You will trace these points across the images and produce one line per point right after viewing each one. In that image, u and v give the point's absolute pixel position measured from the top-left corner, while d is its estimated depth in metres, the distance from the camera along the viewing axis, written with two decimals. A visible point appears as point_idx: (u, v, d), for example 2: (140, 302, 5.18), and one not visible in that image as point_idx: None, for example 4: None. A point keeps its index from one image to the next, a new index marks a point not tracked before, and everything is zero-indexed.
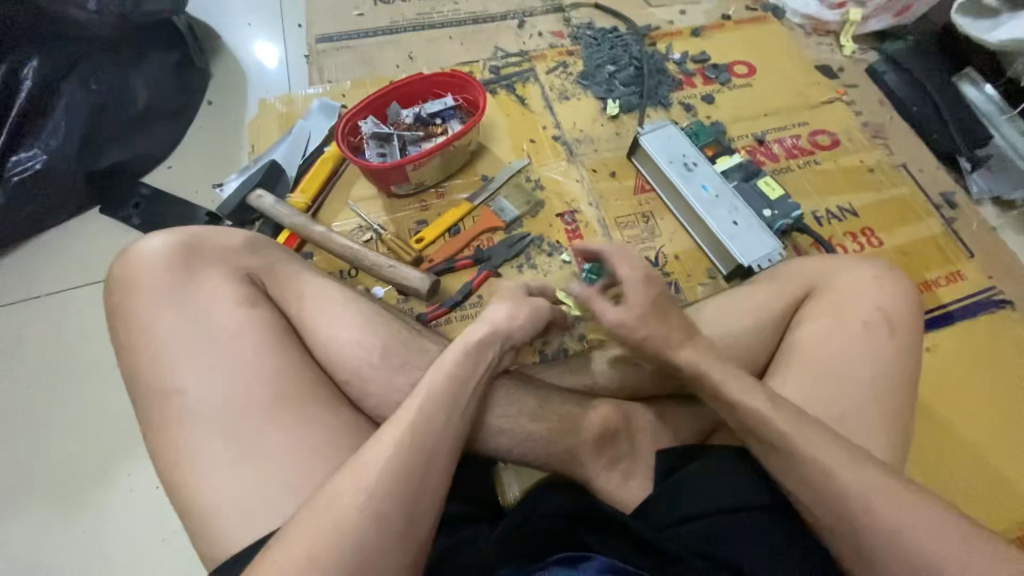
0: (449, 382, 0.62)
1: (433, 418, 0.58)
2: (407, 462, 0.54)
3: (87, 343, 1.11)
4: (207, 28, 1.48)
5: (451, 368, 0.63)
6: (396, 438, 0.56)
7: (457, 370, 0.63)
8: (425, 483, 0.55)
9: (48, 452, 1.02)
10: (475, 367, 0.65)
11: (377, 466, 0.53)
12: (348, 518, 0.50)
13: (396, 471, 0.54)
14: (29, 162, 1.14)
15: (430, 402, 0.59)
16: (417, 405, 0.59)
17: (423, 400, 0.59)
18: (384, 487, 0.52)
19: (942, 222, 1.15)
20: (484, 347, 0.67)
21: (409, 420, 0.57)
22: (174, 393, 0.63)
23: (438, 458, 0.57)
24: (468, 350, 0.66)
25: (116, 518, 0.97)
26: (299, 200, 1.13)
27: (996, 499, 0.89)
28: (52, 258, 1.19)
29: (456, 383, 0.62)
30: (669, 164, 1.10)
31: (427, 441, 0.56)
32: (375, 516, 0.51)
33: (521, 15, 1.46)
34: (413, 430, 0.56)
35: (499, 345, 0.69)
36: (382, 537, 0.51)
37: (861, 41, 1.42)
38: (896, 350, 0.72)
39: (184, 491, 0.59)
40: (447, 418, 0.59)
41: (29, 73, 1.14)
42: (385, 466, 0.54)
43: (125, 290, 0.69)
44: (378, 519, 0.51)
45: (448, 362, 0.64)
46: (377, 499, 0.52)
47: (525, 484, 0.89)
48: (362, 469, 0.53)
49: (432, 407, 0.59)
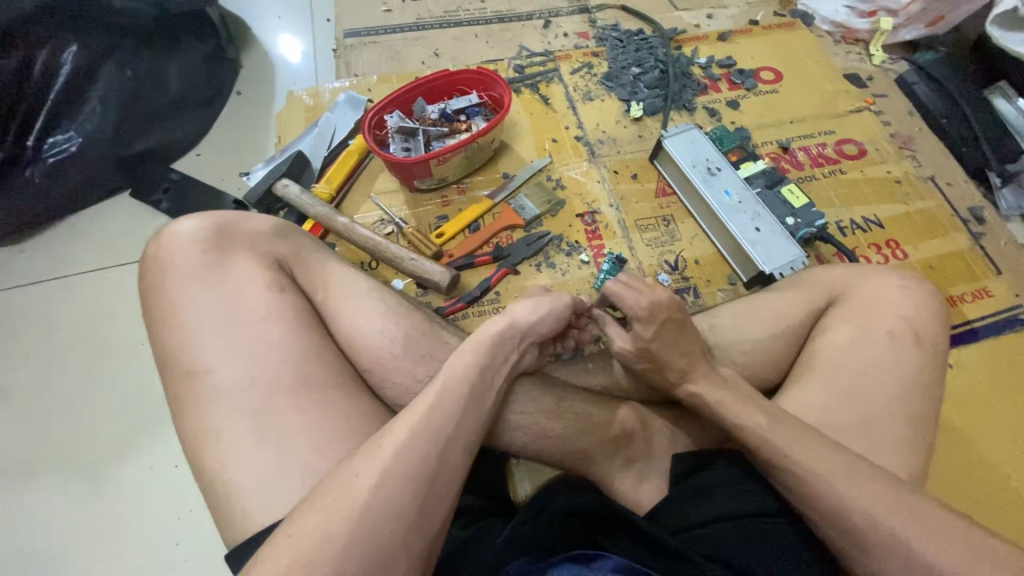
0: (469, 374, 0.62)
1: (454, 408, 0.59)
2: (424, 449, 0.55)
3: (115, 323, 1.14)
4: (238, 19, 1.50)
5: (471, 360, 0.64)
6: (412, 425, 0.56)
7: (479, 363, 0.64)
8: (442, 472, 0.55)
9: (73, 427, 1.04)
10: (497, 362, 0.66)
11: (394, 453, 0.54)
12: (364, 499, 0.51)
13: (413, 457, 0.54)
14: (65, 144, 1.21)
15: (449, 391, 0.60)
16: (433, 396, 0.59)
17: (439, 391, 0.60)
18: (400, 472, 0.53)
19: (969, 237, 1.13)
20: (508, 342, 0.68)
21: (425, 408, 0.58)
22: (202, 375, 0.64)
23: (457, 447, 0.57)
24: (486, 341, 0.66)
25: (136, 494, 0.99)
26: (324, 190, 1.14)
27: (1018, 523, 0.87)
28: (83, 238, 1.22)
29: (475, 375, 0.63)
30: (693, 168, 1.10)
31: (444, 430, 0.57)
32: (389, 500, 0.52)
33: (547, 15, 1.46)
34: (431, 418, 0.57)
35: (521, 341, 0.70)
36: (399, 521, 0.51)
37: (890, 50, 1.40)
38: (919, 362, 0.71)
39: (209, 469, 0.61)
40: (466, 410, 0.60)
41: (68, 58, 1.18)
42: (402, 452, 0.54)
43: (157, 270, 0.70)
44: (394, 505, 0.52)
45: (469, 352, 0.64)
46: (392, 484, 0.52)
47: (538, 482, 0.90)
48: (378, 453, 0.54)
49: (455, 398, 0.59)
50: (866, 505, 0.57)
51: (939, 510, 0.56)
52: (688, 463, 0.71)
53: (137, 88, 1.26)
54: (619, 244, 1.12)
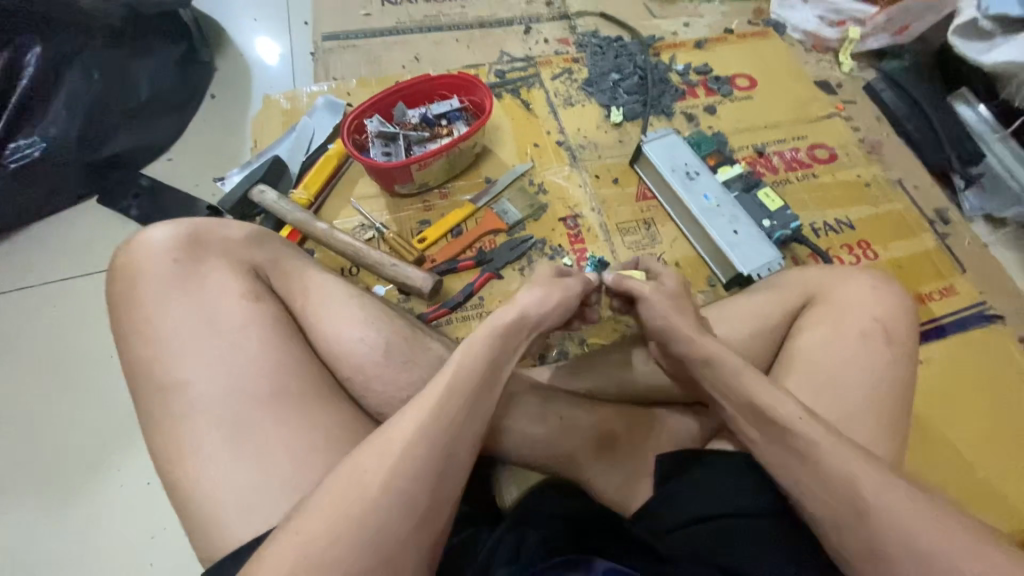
0: (477, 368, 0.61)
1: (461, 403, 0.57)
2: (435, 441, 0.54)
3: (83, 335, 1.10)
4: (212, 22, 1.47)
5: (476, 356, 0.62)
6: (422, 415, 0.55)
7: (487, 357, 0.62)
8: (451, 465, 0.54)
9: (38, 445, 1.00)
10: (507, 356, 0.65)
11: (403, 451, 0.53)
12: (374, 494, 0.50)
13: (424, 450, 0.53)
14: (28, 149, 1.13)
15: (458, 381, 0.59)
16: (440, 392, 0.57)
17: (446, 386, 0.58)
18: (409, 465, 0.52)
19: (936, 237, 1.17)
20: (518, 336, 0.67)
21: (436, 398, 0.57)
22: (174, 387, 0.62)
23: (464, 439, 0.56)
24: (492, 335, 0.64)
25: (106, 513, 0.95)
26: (302, 196, 1.13)
27: (988, 515, 0.90)
28: (48, 247, 1.17)
29: (485, 368, 0.61)
30: (672, 172, 1.11)
31: (454, 421, 0.56)
32: (400, 494, 0.51)
33: (527, 21, 1.47)
34: (438, 415, 0.55)
35: (529, 333, 0.69)
36: (409, 515, 0.50)
37: (858, 59, 1.45)
38: (891, 359, 0.73)
39: (184, 486, 0.58)
40: (474, 404, 0.58)
41: (32, 60, 1.12)
42: (410, 451, 0.53)
43: (126, 279, 0.68)
44: (405, 499, 0.51)
45: (478, 345, 0.63)
46: (403, 478, 0.51)
47: (524, 486, 0.84)
48: (388, 445, 0.53)
49: (462, 392, 0.58)
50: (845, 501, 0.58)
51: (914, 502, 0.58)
52: (674, 463, 0.71)
53: (104, 92, 1.21)
54: (601, 248, 1.12)
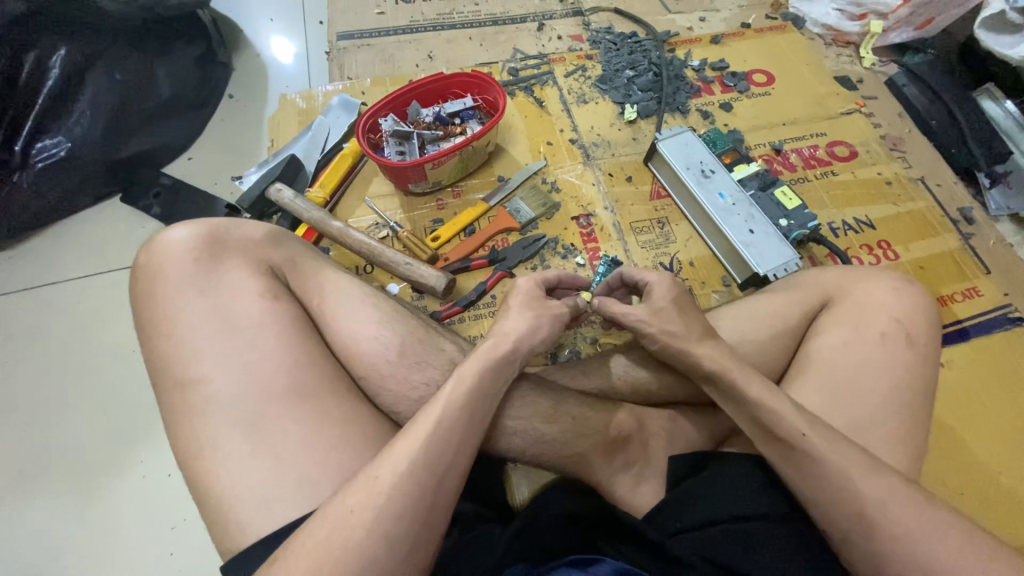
0: (472, 393, 0.63)
1: (453, 428, 0.59)
2: (425, 479, 0.55)
3: (107, 329, 1.13)
4: (230, 22, 1.49)
5: (472, 381, 0.64)
6: (412, 453, 0.56)
7: (482, 384, 0.64)
8: (437, 503, 0.56)
9: (65, 436, 1.03)
10: (499, 381, 0.67)
11: (394, 479, 0.54)
12: (359, 537, 0.51)
13: (410, 485, 0.54)
14: (52, 149, 1.18)
15: (448, 417, 0.60)
16: (434, 420, 0.59)
17: (439, 414, 0.60)
18: (396, 506, 0.53)
19: (960, 237, 1.15)
20: (510, 366, 0.68)
21: (425, 436, 0.58)
22: (195, 384, 0.63)
23: (452, 474, 0.57)
24: (488, 361, 0.66)
25: (130, 501, 0.98)
26: (317, 195, 1.13)
27: (1010, 521, 0.88)
28: (72, 244, 1.21)
29: (478, 395, 0.63)
30: (686, 170, 1.10)
31: (442, 459, 0.57)
32: (387, 531, 0.52)
33: (541, 17, 1.47)
34: (430, 441, 0.58)
35: (523, 358, 0.70)
36: (391, 557, 0.52)
37: (880, 53, 1.41)
38: (912, 363, 0.72)
39: (203, 480, 0.60)
40: (467, 432, 0.60)
41: (56, 62, 1.16)
42: (402, 478, 0.55)
43: (149, 277, 0.70)
44: (387, 542, 0.52)
45: (471, 372, 0.64)
46: (389, 519, 0.53)
47: (536, 484, 0.90)
48: (375, 484, 0.54)
49: (456, 419, 0.60)
50: (862, 506, 0.58)
51: (933, 512, 0.57)
52: (684, 466, 0.71)
53: (126, 91, 1.24)
54: (614, 247, 1.12)
